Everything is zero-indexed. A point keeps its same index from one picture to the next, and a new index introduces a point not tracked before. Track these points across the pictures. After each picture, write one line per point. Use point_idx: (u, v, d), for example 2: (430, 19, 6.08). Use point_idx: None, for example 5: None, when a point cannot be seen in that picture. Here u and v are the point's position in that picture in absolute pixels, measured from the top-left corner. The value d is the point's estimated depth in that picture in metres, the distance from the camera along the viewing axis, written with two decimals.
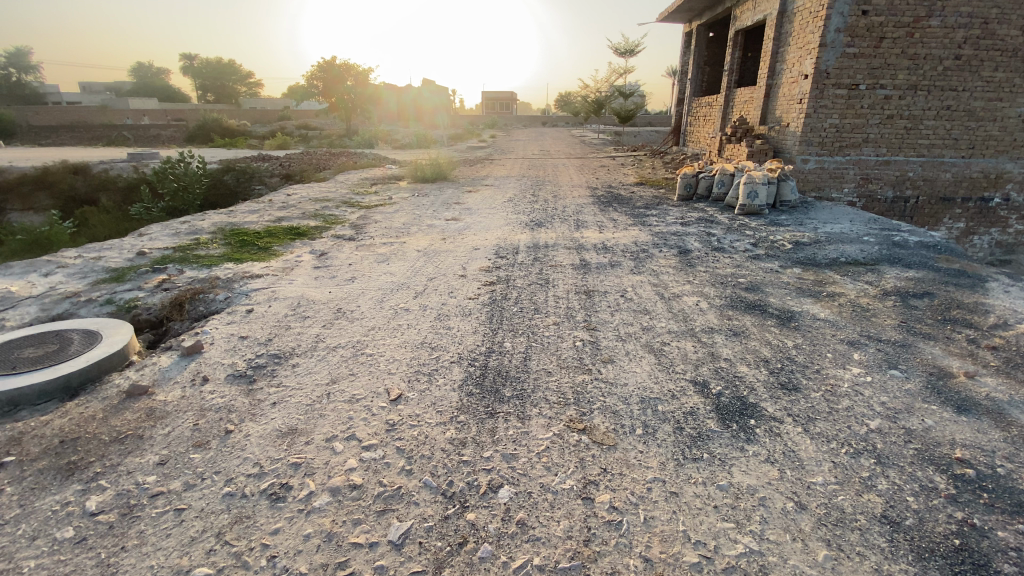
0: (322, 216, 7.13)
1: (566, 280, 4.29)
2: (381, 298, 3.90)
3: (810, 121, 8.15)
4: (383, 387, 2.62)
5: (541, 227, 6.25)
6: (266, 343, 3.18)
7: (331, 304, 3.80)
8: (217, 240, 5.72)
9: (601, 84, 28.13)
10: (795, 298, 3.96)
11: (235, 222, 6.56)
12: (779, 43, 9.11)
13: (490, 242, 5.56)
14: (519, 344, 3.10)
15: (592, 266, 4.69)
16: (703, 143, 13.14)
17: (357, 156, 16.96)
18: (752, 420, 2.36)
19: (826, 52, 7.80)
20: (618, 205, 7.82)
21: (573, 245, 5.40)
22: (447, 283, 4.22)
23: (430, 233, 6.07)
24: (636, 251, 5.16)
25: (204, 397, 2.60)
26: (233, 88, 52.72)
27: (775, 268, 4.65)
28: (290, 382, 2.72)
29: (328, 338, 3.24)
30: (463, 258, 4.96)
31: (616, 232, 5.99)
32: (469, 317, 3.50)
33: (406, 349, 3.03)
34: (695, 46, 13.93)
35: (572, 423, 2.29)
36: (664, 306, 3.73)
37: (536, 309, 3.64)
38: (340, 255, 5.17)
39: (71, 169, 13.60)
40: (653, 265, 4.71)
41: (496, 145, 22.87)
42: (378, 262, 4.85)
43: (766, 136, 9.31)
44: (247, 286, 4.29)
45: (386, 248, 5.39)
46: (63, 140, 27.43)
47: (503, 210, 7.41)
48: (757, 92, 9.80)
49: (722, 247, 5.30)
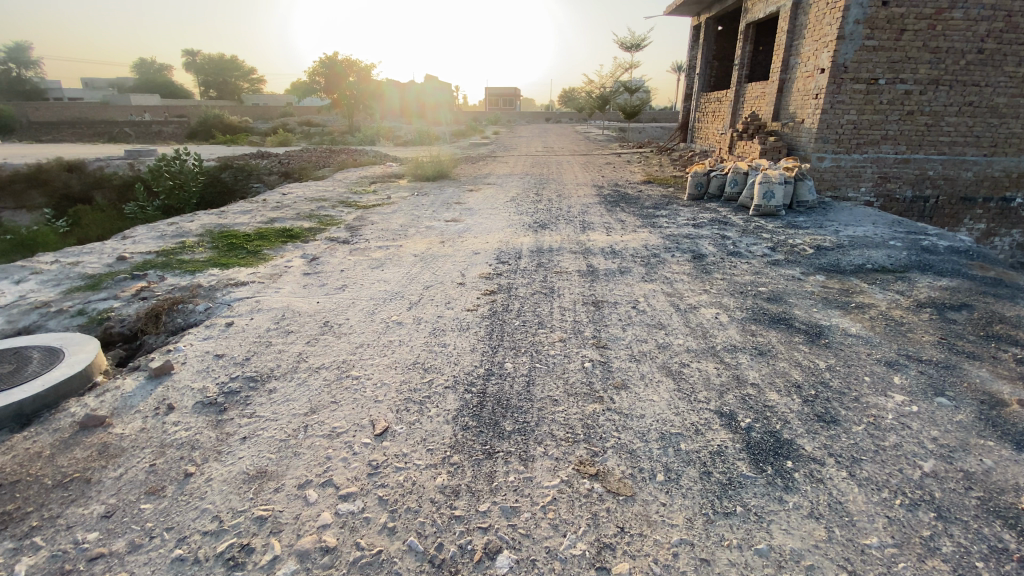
0: (316, 218, 6.83)
1: (572, 289, 3.98)
2: (372, 310, 3.60)
3: (827, 117, 7.80)
4: (368, 419, 2.32)
5: (546, 229, 5.93)
6: (243, 363, 2.88)
7: (318, 316, 3.50)
8: (203, 244, 5.43)
9: (606, 80, 27.73)
10: (821, 311, 3.64)
11: (225, 223, 6.28)
12: (793, 36, 8.75)
13: (491, 245, 5.25)
14: (521, 365, 2.79)
15: (600, 272, 4.38)
16: (711, 140, 12.78)
17: (357, 153, 16.65)
18: (789, 462, 2.05)
19: (843, 45, 7.44)
20: (626, 205, 7.49)
21: (579, 248, 5.09)
22: (444, 292, 3.92)
23: (428, 235, 5.78)
24: (647, 256, 4.85)
25: (166, 430, 2.31)
26: (235, 84, 52.51)
27: (797, 275, 4.33)
28: (264, 412, 2.42)
29: (311, 357, 2.94)
30: (462, 264, 4.65)
31: (625, 235, 5.67)
32: (466, 332, 3.19)
33: (396, 371, 2.73)
34: (703, 41, 13.55)
35: (582, 467, 1.99)
36: (680, 320, 3.41)
37: (540, 323, 3.33)
38: (332, 260, 4.87)
39: (66, 167, 13.36)
40: (665, 272, 4.40)
41: (500, 141, 22.46)
42: (371, 268, 4.56)
43: (779, 133, 8.95)
44: (231, 295, 3.99)
45: (381, 252, 5.09)
46: (62, 137, 27.15)
47: (506, 210, 7.09)
48: (769, 87, 9.44)
49: (739, 251, 4.98)
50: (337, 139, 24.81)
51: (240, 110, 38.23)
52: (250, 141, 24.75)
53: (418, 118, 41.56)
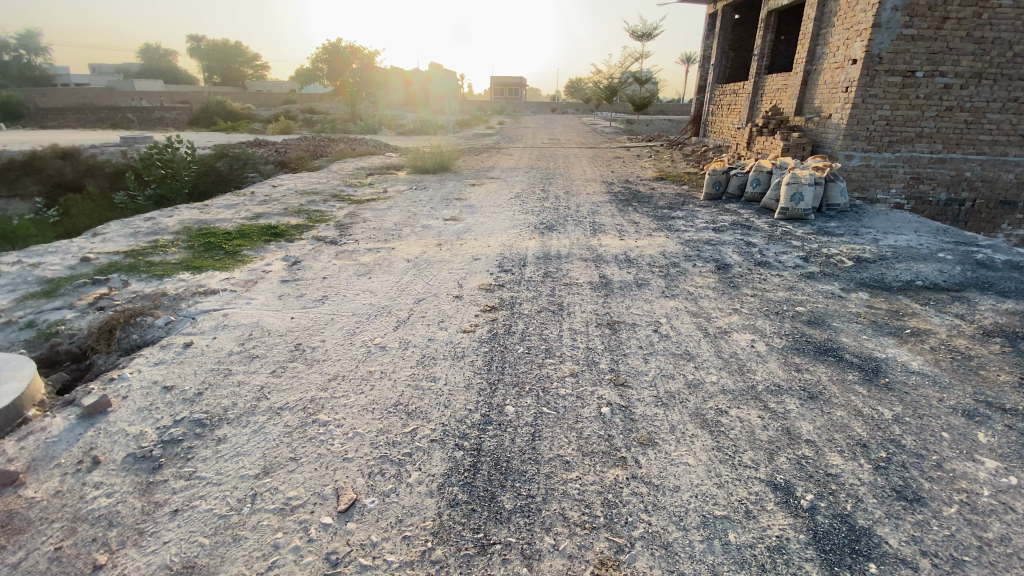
0: (306, 214, 6.35)
1: (583, 306, 3.49)
2: (353, 329, 3.12)
3: (857, 112, 7.24)
4: (334, 488, 1.85)
5: (553, 232, 5.43)
6: (193, 401, 2.42)
7: (289, 337, 3.03)
8: (178, 243, 4.96)
9: (615, 70, 26.98)
10: (872, 339, 3.14)
11: (206, 220, 5.80)
12: (821, 24, 8.17)
13: (493, 250, 4.77)
14: (525, 408, 2.31)
15: (615, 285, 3.89)
16: (726, 134, 12.21)
17: (357, 143, 16.07)
18: (872, 566, 1.57)
19: (878, 34, 6.87)
20: (638, 204, 6.98)
21: (589, 255, 4.60)
22: (437, 307, 3.44)
23: (424, 236, 5.31)
24: (666, 265, 4.35)
25: (83, 496, 1.85)
26: (239, 70, 51.85)
27: (837, 292, 3.84)
28: (206, 471, 1.96)
29: (273, 393, 2.47)
30: (460, 272, 4.16)
31: (639, 239, 5.18)
32: (461, 361, 2.71)
33: (372, 416, 2.25)
34: (720, 29, 12.92)
35: (604, 570, 1.52)
36: (711, 349, 2.92)
37: (546, 350, 2.85)
38: (317, 264, 4.40)
39: (56, 153, 12.87)
40: (689, 285, 3.91)
41: (505, 132, 21.90)
42: (357, 275, 4.08)
43: (802, 128, 8.41)
44: (197, 307, 3.53)
45: (371, 255, 4.61)
46: (63, 122, 26.60)
47: (510, 209, 6.58)
48: (793, 79, 8.87)
49: (768, 261, 4.48)
50: (339, 127, 24.21)
51: (243, 97, 37.51)
52: (252, 128, 24.21)
53: (423, 107, 40.93)
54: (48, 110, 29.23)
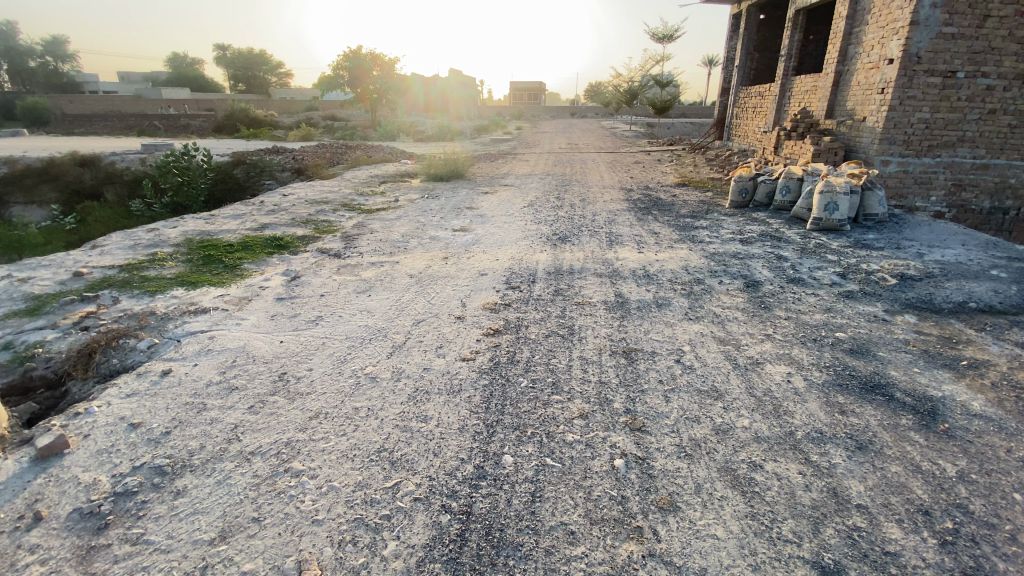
0: (312, 224, 6.16)
1: (596, 329, 3.17)
2: (343, 356, 2.86)
3: (895, 115, 6.76)
4: (296, 561, 1.58)
5: (567, 244, 5.13)
6: (158, 442, 2.19)
7: (274, 365, 2.78)
8: (177, 256, 4.79)
9: (635, 74, 26.54)
10: (924, 373, 2.77)
11: (209, 230, 5.65)
12: (853, 23, 7.76)
13: (501, 264, 4.49)
14: (526, 458, 2.01)
15: (632, 305, 3.57)
16: (752, 138, 11.75)
17: (374, 149, 15.98)
18: None
19: (916, 32, 6.42)
20: (659, 213, 6.63)
21: (605, 270, 4.29)
22: (437, 330, 3.16)
23: (431, 249, 5.05)
24: (688, 282, 4.01)
25: (13, 564, 1.62)
26: (262, 78, 52.72)
27: (880, 316, 3.47)
28: (156, 534, 1.71)
29: (247, 434, 2.21)
30: (465, 289, 3.89)
31: (659, 252, 4.84)
32: (457, 397, 2.42)
33: (351, 466, 1.98)
34: (744, 30, 12.50)
35: None
36: (741, 385, 2.59)
37: (553, 384, 2.54)
38: (315, 279, 4.16)
39: (79, 161, 13.02)
40: (714, 306, 3.57)
41: (523, 138, 21.60)
42: (356, 292, 3.83)
43: (834, 132, 7.96)
44: (185, 328, 3.32)
45: (373, 270, 4.37)
46: (92, 130, 27.24)
47: (523, 218, 6.31)
48: (823, 81, 8.44)
49: (802, 278, 4.12)
50: (359, 134, 24.25)
51: (267, 104, 38.10)
52: (273, 135, 24.44)
53: (442, 113, 40.92)
54: (79, 118, 29.97)
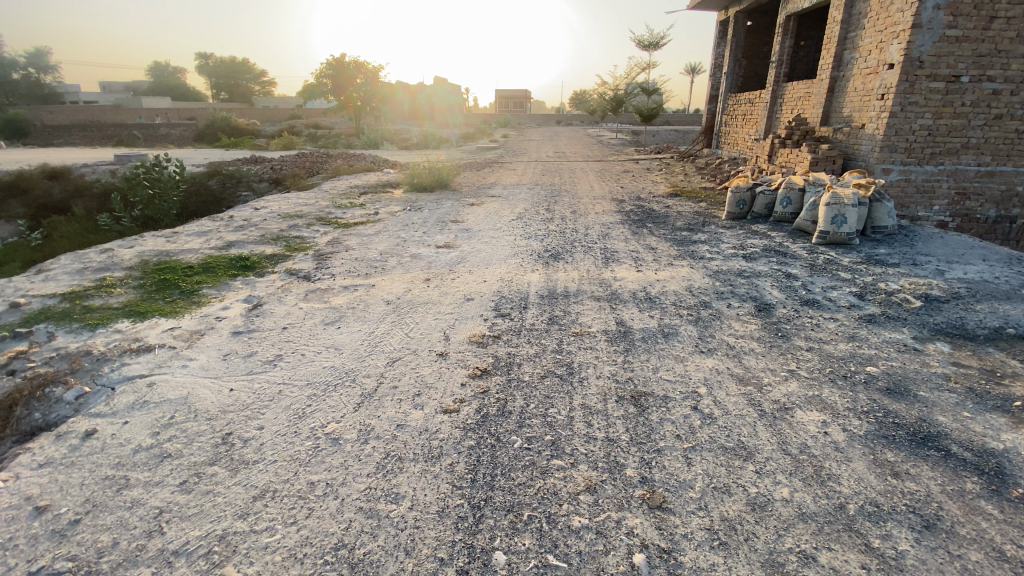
0: (284, 241, 5.71)
1: (597, 366, 2.76)
2: (301, 410, 2.42)
3: (896, 121, 6.49)
4: None
5: (560, 262, 4.74)
6: (60, 538, 1.74)
7: (218, 423, 2.34)
8: (128, 281, 4.30)
9: (620, 80, 26.43)
10: (975, 418, 2.41)
11: (168, 251, 5.15)
12: (848, 27, 7.54)
13: (488, 287, 4.07)
14: (523, 557, 1.59)
15: (636, 335, 3.17)
16: (743, 146, 11.54)
17: (356, 158, 15.51)
18: None
19: (919, 35, 6.17)
20: (654, 226, 6.28)
21: (602, 293, 3.89)
22: (414, 371, 2.73)
23: (411, 269, 4.62)
24: (694, 306, 3.64)
25: None
26: (245, 87, 51.94)
27: (911, 345, 3.12)
28: None
29: (173, 524, 1.77)
30: (448, 318, 3.46)
31: (659, 270, 4.47)
32: (437, 467, 1.99)
33: (299, 573, 1.56)
34: (732, 36, 12.32)
35: None
36: (773, 439, 2.20)
37: (552, 443, 2.13)
38: (279, 308, 3.71)
39: (45, 173, 12.35)
40: (726, 335, 3.20)
41: (509, 145, 21.29)
42: (324, 324, 3.38)
43: (831, 139, 7.71)
44: (123, 372, 2.84)
45: (345, 295, 3.92)
46: (67, 140, 26.39)
47: (511, 233, 5.91)
48: (818, 86, 8.21)
49: (817, 300, 3.78)
50: (341, 142, 23.75)
51: (251, 113, 37.37)
52: (254, 144, 23.79)
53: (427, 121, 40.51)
54: (55, 128, 29.05)
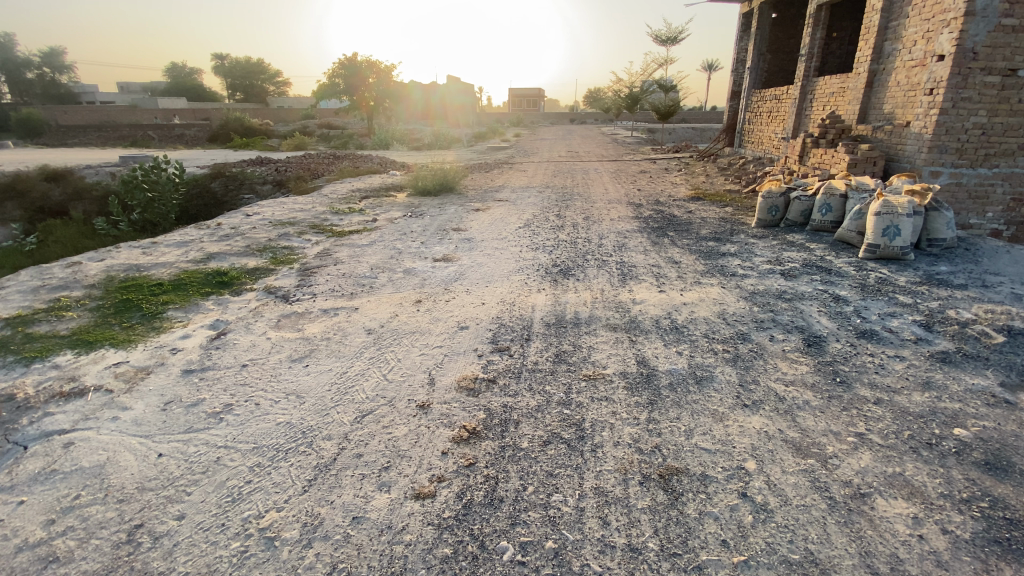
0: (270, 252, 5.24)
1: (615, 428, 2.21)
2: (238, 491, 1.91)
3: (947, 119, 5.82)
4: None
5: (570, 279, 4.19)
6: None
7: (131, 510, 1.85)
8: (87, 302, 3.85)
9: (636, 77, 25.70)
10: None
11: (140, 265, 4.70)
12: (889, 15, 6.86)
13: (488, 311, 3.53)
14: None
15: (660, 380, 2.61)
16: (769, 145, 10.84)
17: (363, 159, 15.08)
18: None
19: (973, 24, 5.50)
20: (676, 234, 5.70)
21: (619, 321, 3.34)
22: (386, 433, 2.19)
23: (402, 287, 4.10)
24: (730, 340, 3.07)
25: None
26: (260, 88, 52.13)
27: (1006, 395, 2.51)
28: None
29: None
30: (436, 353, 2.91)
31: (685, 291, 3.89)
32: None
33: None
34: (756, 29, 11.60)
35: None
36: (852, 549, 1.63)
37: (554, 554, 1.59)
38: (244, 338, 3.21)
39: (48, 175, 12.11)
40: (772, 381, 2.63)
41: (521, 144, 20.72)
42: (290, 361, 2.87)
43: (870, 138, 7.04)
44: (41, 426, 2.36)
45: (322, 321, 3.42)
46: (83, 140, 26.45)
47: (517, 243, 5.37)
48: (854, 81, 7.53)
49: (875, 332, 3.19)
50: (351, 143, 23.35)
51: (264, 113, 37.27)
52: (265, 145, 23.53)
53: (439, 121, 40.10)
54: (70, 128, 29.11)
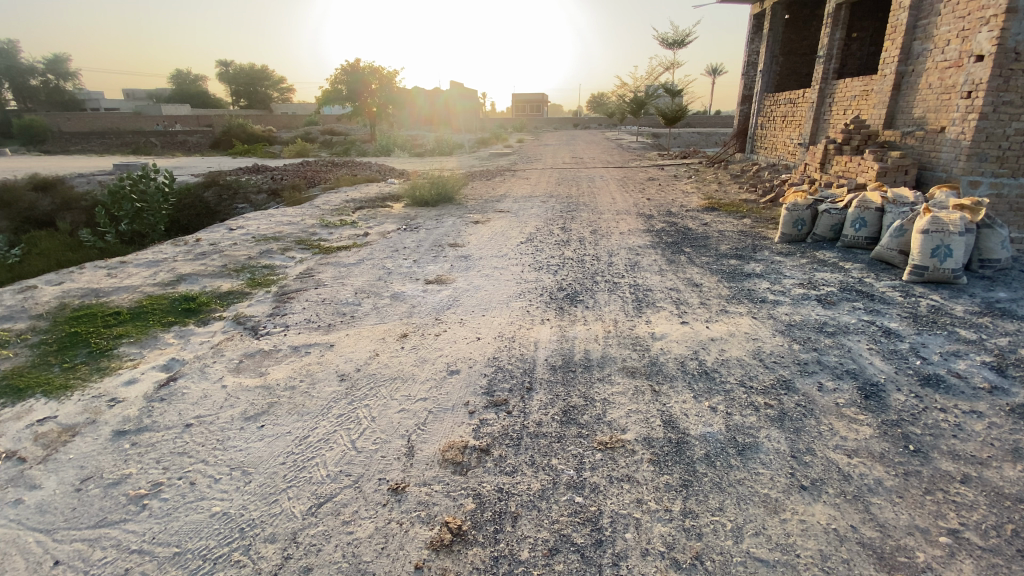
0: (248, 273, 4.78)
1: (640, 527, 1.72)
2: None
3: (987, 124, 5.32)
4: None
5: (578, 307, 3.70)
6: None
7: None
8: (29, 336, 3.37)
9: (642, 81, 25.24)
10: None
11: (101, 289, 4.23)
12: (918, 13, 6.37)
13: (484, 350, 3.04)
14: None
15: (692, 450, 2.10)
16: (784, 152, 10.33)
17: (362, 166, 14.63)
18: None
19: (1017, 21, 5.01)
20: (693, 251, 5.20)
21: (636, 363, 2.84)
22: (346, 535, 1.69)
23: (386, 317, 3.62)
24: (770, 390, 2.57)
25: None
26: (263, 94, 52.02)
27: None
28: None
29: None
30: (419, 409, 2.42)
31: (711, 322, 3.39)
32: None
33: None
34: (769, 31, 11.09)
35: None
36: None
37: None
38: (197, 385, 2.73)
39: (37, 184, 11.72)
40: (829, 451, 2.12)
41: (525, 151, 20.21)
42: (243, 420, 2.38)
43: (898, 144, 6.53)
44: None
45: (290, 363, 2.93)
46: (84, 147, 26.18)
47: (519, 261, 4.89)
48: (879, 84, 7.02)
49: (941, 378, 2.68)
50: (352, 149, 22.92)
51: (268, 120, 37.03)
52: (265, 151, 23.17)
53: (443, 126, 39.76)
54: (71, 135, 28.83)
